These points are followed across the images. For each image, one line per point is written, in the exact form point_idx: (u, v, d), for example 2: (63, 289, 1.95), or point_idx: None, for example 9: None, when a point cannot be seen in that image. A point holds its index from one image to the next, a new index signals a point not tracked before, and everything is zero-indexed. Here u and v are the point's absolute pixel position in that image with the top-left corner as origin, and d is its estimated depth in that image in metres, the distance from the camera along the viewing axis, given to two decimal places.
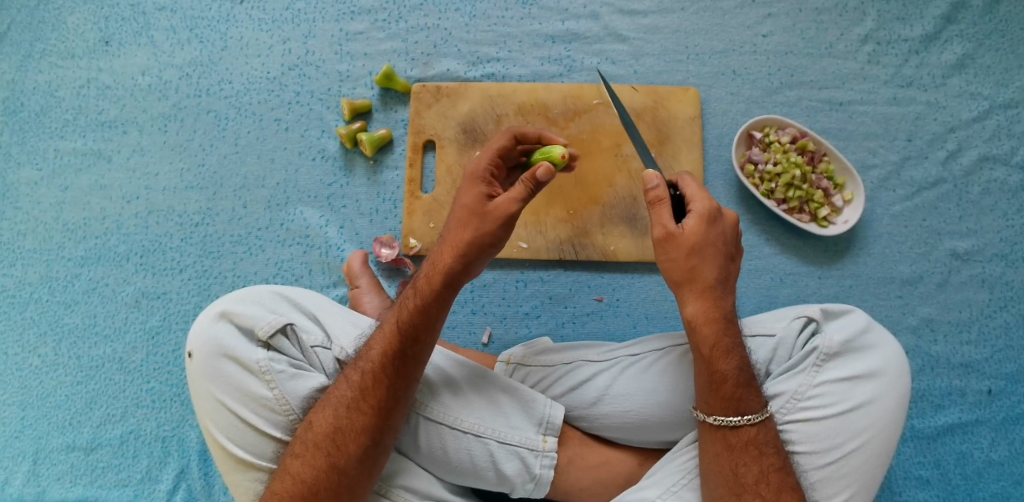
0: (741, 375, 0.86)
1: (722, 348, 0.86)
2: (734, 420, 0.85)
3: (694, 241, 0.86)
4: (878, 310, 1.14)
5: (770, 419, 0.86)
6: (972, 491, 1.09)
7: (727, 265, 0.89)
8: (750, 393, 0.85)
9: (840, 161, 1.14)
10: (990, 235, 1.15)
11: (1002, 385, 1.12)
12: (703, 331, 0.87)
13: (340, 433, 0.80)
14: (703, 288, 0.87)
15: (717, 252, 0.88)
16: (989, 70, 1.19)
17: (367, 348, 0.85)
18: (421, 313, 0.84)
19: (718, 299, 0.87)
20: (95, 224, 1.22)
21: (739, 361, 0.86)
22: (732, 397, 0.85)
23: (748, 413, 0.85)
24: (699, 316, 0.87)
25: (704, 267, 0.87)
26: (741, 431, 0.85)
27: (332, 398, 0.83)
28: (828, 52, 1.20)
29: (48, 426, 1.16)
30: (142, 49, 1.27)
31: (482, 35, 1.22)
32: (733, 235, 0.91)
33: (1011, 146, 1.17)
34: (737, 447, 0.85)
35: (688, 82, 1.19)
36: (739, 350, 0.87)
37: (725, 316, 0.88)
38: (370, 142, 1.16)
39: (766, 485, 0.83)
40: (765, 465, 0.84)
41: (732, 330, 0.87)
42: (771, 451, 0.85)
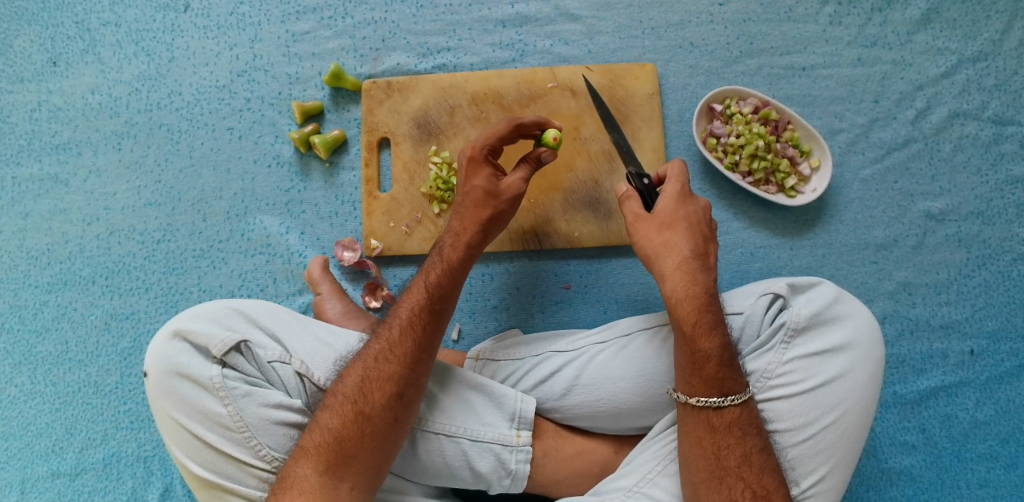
0: (724, 353, 0.84)
1: (706, 322, 0.84)
2: (718, 401, 0.82)
3: (667, 216, 0.90)
4: (853, 278, 1.12)
5: (749, 400, 0.84)
6: (960, 453, 1.07)
7: (704, 243, 0.90)
8: (732, 374, 0.83)
9: (804, 128, 1.10)
10: (964, 193, 1.13)
11: (985, 345, 1.10)
12: (685, 307, 0.85)
13: (352, 450, 0.80)
14: (680, 262, 0.88)
15: (690, 228, 0.90)
16: (955, 23, 1.15)
17: (349, 387, 0.84)
18: (422, 324, 0.87)
19: (699, 275, 0.87)
20: (58, 249, 1.20)
21: (723, 336, 0.84)
22: (716, 377, 0.82)
23: (731, 394, 0.82)
24: (679, 292, 0.86)
25: (678, 241, 0.89)
26: (724, 413, 0.82)
27: (318, 441, 0.81)
28: (787, 17, 1.16)
29: (31, 455, 1.16)
30: (90, 66, 1.23)
31: (431, 26, 1.18)
32: (709, 216, 0.93)
33: (982, 100, 1.14)
34: (719, 428, 0.82)
35: (644, 58, 1.16)
36: (723, 326, 0.85)
37: (705, 291, 0.86)
38: (324, 144, 1.14)
39: (748, 467, 0.80)
40: (748, 446, 0.81)
41: (714, 307, 0.86)
42: (753, 433, 0.82)
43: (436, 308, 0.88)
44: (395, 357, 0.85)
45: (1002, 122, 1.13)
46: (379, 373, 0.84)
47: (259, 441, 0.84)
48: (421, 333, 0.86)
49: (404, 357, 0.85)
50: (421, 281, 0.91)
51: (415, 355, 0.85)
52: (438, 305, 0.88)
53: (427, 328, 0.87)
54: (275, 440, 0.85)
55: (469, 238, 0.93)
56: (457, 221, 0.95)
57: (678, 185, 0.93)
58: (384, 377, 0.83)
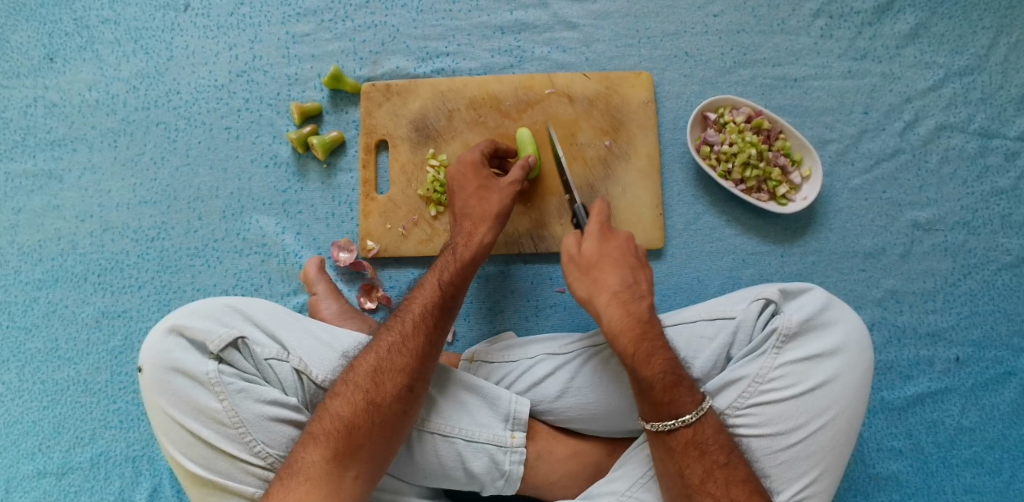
0: (668, 376, 0.84)
1: (644, 351, 0.86)
2: (671, 425, 0.83)
3: (592, 256, 0.93)
4: (842, 284, 1.14)
5: (707, 418, 0.84)
6: (946, 459, 1.09)
7: (633, 274, 0.92)
8: (680, 393, 0.83)
9: (796, 137, 1.12)
10: (951, 204, 1.15)
11: (970, 353, 1.12)
12: (623, 339, 0.87)
13: (362, 437, 0.82)
14: (611, 296, 0.90)
15: (617, 263, 0.92)
16: (943, 38, 1.18)
17: (362, 376, 0.86)
18: (431, 321, 0.90)
19: (629, 307, 0.89)
20: (51, 245, 1.20)
21: (663, 360, 0.85)
22: (662, 401, 0.83)
23: (682, 415, 0.83)
24: (614, 327, 0.88)
25: (607, 278, 0.91)
26: (679, 434, 0.83)
27: (328, 429, 0.82)
28: (780, 29, 1.18)
29: (17, 453, 1.15)
30: (88, 63, 1.23)
31: (430, 30, 1.20)
32: (633, 245, 0.95)
33: (968, 113, 1.16)
34: (677, 450, 0.83)
35: (640, 66, 1.18)
36: (662, 351, 0.86)
37: (641, 320, 0.88)
38: (321, 145, 1.14)
39: (714, 483, 0.80)
40: (708, 463, 0.81)
41: (652, 336, 0.87)
42: (712, 449, 0.82)
43: (447, 305, 0.92)
44: (407, 351, 0.88)
45: (987, 135, 1.16)
46: (391, 365, 0.86)
47: (253, 437, 0.84)
48: (433, 328, 0.90)
49: (416, 350, 0.88)
50: (432, 277, 0.95)
51: (426, 349, 0.88)
52: (449, 303, 0.93)
53: (437, 324, 0.90)
54: (269, 436, 0.85)
55: (480, 236, 0.98)
56: (467, 223, 0.99)
57: (594, 222, 0.96)
58: (397, 369, 0.86)
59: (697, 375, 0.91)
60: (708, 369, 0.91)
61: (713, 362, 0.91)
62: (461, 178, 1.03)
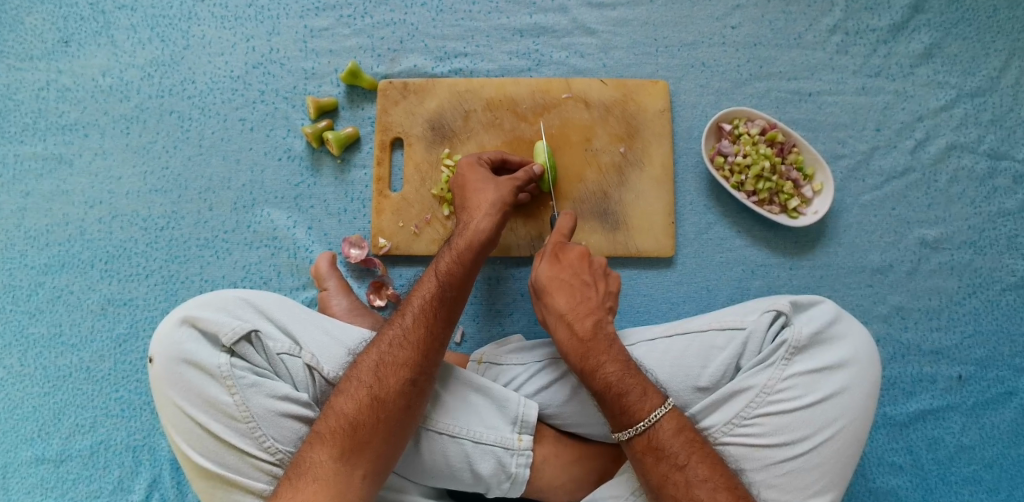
0: (621, 384, 0.87)
1: (590, 366, 0.89)
2: (627, 433, 0.85)
3: (543, 283, 0.97)
4: (849, 299, 1.15)
5: (664, 421, 0.85)
6: (945, 476, 1.10)
7: (579, 293, 0.96)
8: (630, 402, 0.86)
9: (809, 151, 1.13)
10: (958, 223, 1.16)
11: (972, 371, 1.13)
12: (570, 357, 0.91)
13: (367, 434, 0.82)
14: (558, 318, 0.94)
15: (567, 285, 0.97)
16: (956, 59, 1.19)
17: (364, 373, 0.86)
18: (432, 316, 0.90)
19: (573, 327, 0.93)
20: (58, 231, 1.19)
21: (609, 373, 0.88)
22: (616, 413, 0.86)
23: (636, 424, 0.85)
24: (563, 346, 0.92)
25: (555, 301, 0.96)
26: (635, 441, 0.85)
27: (333, 426, 0.82)
28: (796, 43, 1.19)
29: (16, 438, 1.14)
30: (102, 49, 1.22)
31: (449, 30, 1.20)
32: (587, 260, 0.99)
33: (978, 134, 1.18)
34: (636, 457, 0.85)
35: (657, 75, 1.18)
36: (609, 364, 0.89)
37: (587, 336, 0.92)
38: (337, 141, 1.14)
39: (674, 485, 0.82)
40: (665, 467, 0.83)
41: (598, 351, 0.90)
42: (669, 453, 0.83)
43: (449, 297, 0.92)
44: (409, 344, 0.88)
45: (996, 156, 1.17)
46: (393, 359, 0.87)
47: (263, 432, 0.84)
48: (434, 320, 0.90)
49: (418, 343, 0.88)
50: (432, 271, 0.95)
51: (428, 342, 0.88)
52: (450, 294, 0.92)
53: (439, 315, 0.90)
54: (280, 431, 0.85)
55: (476, 225, 0.97)
56: (465, 214, 1.00)
57: (550, 243, 1.00)
58: (398, 364, 0.86)
59: (706, 384, 0.92)
60: (717, 379, 0.91)
61: (722, 372, 0.91)
62: (460, 180, 1.04)
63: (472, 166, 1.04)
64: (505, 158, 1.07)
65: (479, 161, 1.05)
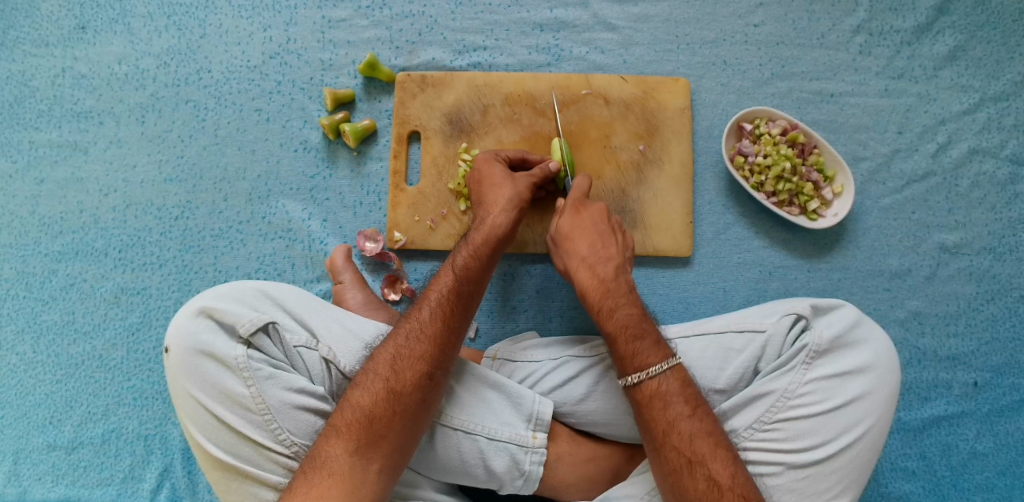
0: (632, 328, 0.89)
1: (607, 307, 0.91)
2: (636, 377, 0.85)
3: (564, 229, 0.98)
4: (867, 303, 1.14)
5: (673, 370, 0.85)
6: (958, 483, 1.10)
7: (601, 240, 0.97)
8: (642, 347, 0.87)
9: (830, 153, 1.12)
10: (978, 229, 1.15)
11: (988, 378, 1.13)
12: (591, 296, 0.93)
13: (382, 427, 0.81)
14: (579, 260, 0.96)
15: (587, 230, 0.97)
16: (980, 62, 1.17)
17: (381, 366, 0.85)
18: (449, 309, 0.89)
19: (595, 269, 0.94)
20: (72, 218, 1.19)
21: (625, 315, 0.90)
22: (625, 356, 0.87)
23: (646, 368, 0.85)
24: (583, 287, 0.94)
25: (576, 246, 0.96)
26: (644, 387, 0.85)
27: (349, 420, 0.82)
28: (819, 43, 1.18)
29: (27, 425, 1.14)
30: (119, 36, 1.22)
31: (468, 23, 1.19)
32: (608, 214, 1.00)
33: (1001, 138, 1.16)
34: (642, 403, 0.85)
35: (678, 72, 1.17)
36: (626, 308, 0.91)
37: (605, 280, 0.93)
38: (354, 133, 1.13)
39: (676, 435, 0.81)
40: (671, 416, 0.83)
41: (615, 292, 0.92)
42: (677, 401, 0.83)
43: (466, 291, 0.91)
44: (426, 337, 0.87)
45: (1019, 162, 1.16)
46: (409, 352, 0.86)
47: (279, 425, 0.84)
48: (451, 314, 0.89)
49: (435, 336, 0.87)
50: (449, 264, 0.94)
51: (444, 336, 0.88)
52: (467, 288, 0.92)
53: (456, 309, 0.90)
54: (295, 424, 0.84)
55: (493, 219, 0.96)
56: (482, 209, 0.99)
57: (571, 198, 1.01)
58: (416, 357, 0.86)
59: (723, 386, 0.91)
60: (735, 382, 0.91)
61: (739, 375, 0.91)
62: (477, 176, 1.03)
63: (490, 161, 1.03)
64: (522, 154, 1.06)
65: (497, 158, 1.04)
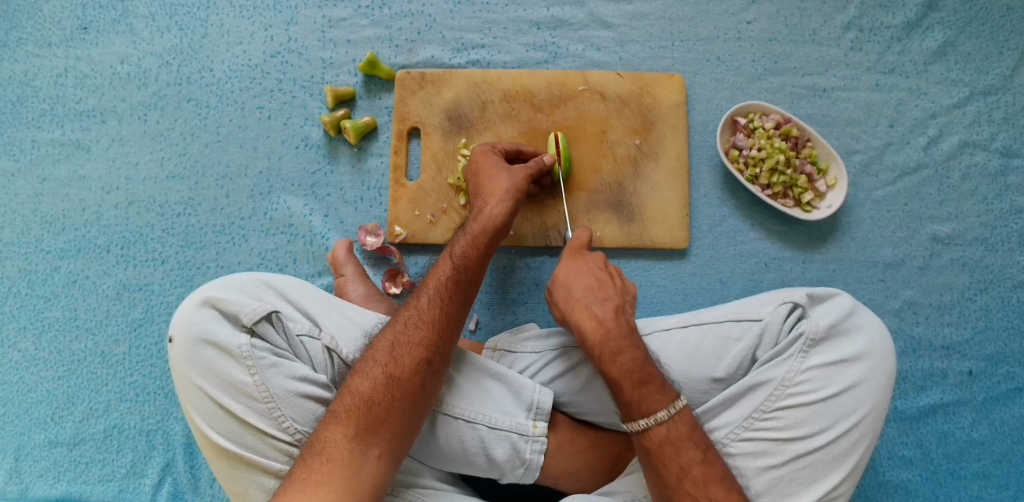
0: (638, 374, 0.86)
1: (610, 351, 0.88)
2: (643, 423, 0.84)
3: (563, 278, 0.96)
4: (861, 293, 1.16)
5: (681, 414, 0.85)
6: (955, 471, 1.11)
7: (598, 281, 0.95)
8: (649, 391, 0.85)
9: (823, 146, 1.14)
10: (970, 220, 1.17)
11: (983, 367, 1.14)
12: (591, 342, 0.90)
13: (381, 411, 0.82)
14: (578, 304, 0.93)
15: (585, 277, 0.95)
16: (969, 57, 1.20)
17: (380, 353, 0.87)
18: (446, 296, 0.90)
19: (596, 314, 0.91)
20: (75, 216, 1.20)
21: (628, 359, 0.87)
22: (632, 402, 0.85)
23: (653, 414, 0.84)
24: (584, 333, 0.91)
25: (574, 291, 0.94)
26: (653, 434, 0.84)
27: (349, 405, 0.83)
28: (811, 39, 1.20)
29: (29, 422, 1.15)
30: (121, 37, 1.23)
31: (467, 22, 1.21)
32: (604, 261, 0.98)
33: (991, 131, 1.18)
34: (653, 450, 0.84)
35: (673, 68, 1.19)
36: (628, 351, 0.88)
37: (606, 325, 0.90)
38: (354, 130, 1.15)
39: (691, 481, 0.81)
40: (683, 460, 0.82)
41: (617, 336, 0.89)
42: (687, 445, 0.83)
43: (464, 277, 0.92)
44: (425, 324, 0.88)
45: (1009, 154, 1.18)
46: (408, 339, 0.87)
47: (283, 413, 0.85)
48: (449, 301, 0.90)
49: (433, 323, 0.88)
50: (448, 253, 0.96)
51: (443, 322, 0.89)
52: (466, 275, 0.93)
53: (454, 295, 0.91)
54: (298, 412, 0.85)
55: (490, 210, 0.98)
56: (479, 199, 1.00)
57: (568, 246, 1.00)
58: (414, 343, 0.87)
59: (722, 375, 0.92)
60: (733, 370, 0.92)
61: (738, 363, 0.92)
62: (474, 168, 1.04)
63: (484, 155, 1.04)
64: (516, 147, 1.09)
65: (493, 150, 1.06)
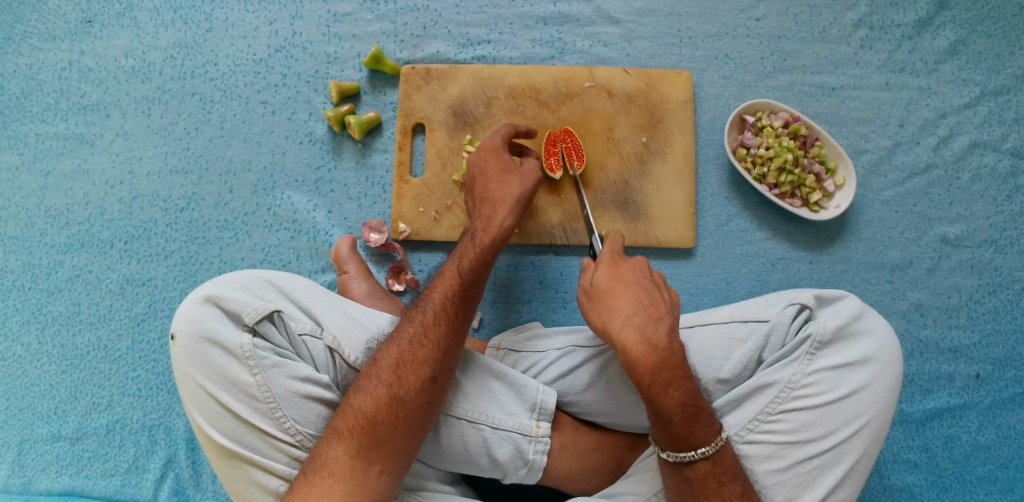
0: (687, 408, 0.81)
1: (662, 380, 0.82)
2: (690, 456, 0.81)
3: (608, 288, 0.90)
4: (869, 295, 1.15)
5: (725, 447, 0.82)
6: (961, 475, 1.10)
7: (648, 297, 0.88)
8: (699, 425, 0.81)
9: (832, 145, 1.12)
10: (980, 221, 1.16)
11: (990, 370, 1.13)
12: (641, 368, 0.83)
13: (383, 431, 0.81)
14: (625, 320, 0.86)
15: (631, 290, 0.89)
16: (981, 56, 1.18)
17: (384, 370, 0.85)
18: (450, 314, 0.89)
19: (646, 334, 0.85)
20: (79, 210, 1.19)
21: (681, 392, 0.81)
22: (681, 434, 0.80)
23: (702, 447, 0.80)
24: (631, 355, 0.84)
25: (621, 305, 0.88)
26: (698, 466, 0.81)
27: (352, 423, 0.81)
28: (820, 37, 1.19)
29: (32, 416, 1.15)
30: (126, 30, 1.23)
31: (472, 17, 1.20)
32: (648, 268, 0.92)
33: (1002, 132, 1.17)
34: (696, 481, 0.81)
35: (680, 66, 1.18)
36: (681, 381, 0.82)
37: (661, 346, 0.84)
38: (359, 125, 1.14)
39: None
40: (725, 494, 0.80)
41: (671, 365, 0.83)
42: (730, 480, 0.81)
43: (468, 294, 0.92)
44: (429, 343, 0.87)
45: (1019, 155, 1.16)
46: (413, 357, 0.86)
47: (284, 413, 0.84)
48: (453, 319, 0.89)
49: (438, 342, 0.87)
50: (453, 267, 0.94)
51: (448, 340, 0.88)
52: (471, 291, 0.92)
53: (459, 313, 0.90)
54: (300, 413, 0.85)
55: (500, 220, 0.98)
56: (487, 206, 1.00)
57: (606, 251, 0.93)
58: (419, 362, 0.85)
59: (727, 376, 0.91)
60: (738, 371, 0.91)
61: (744, 364, 0.91)
62: (482, 163, 1.04)
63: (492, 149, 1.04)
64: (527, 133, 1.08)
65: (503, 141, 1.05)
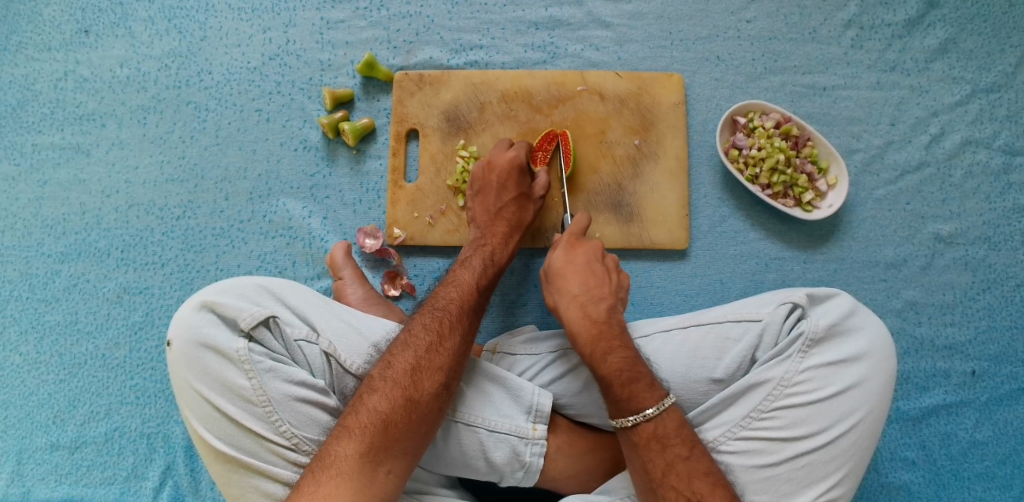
0: (624, 373, 0.87)
1: (600, 349, 0.90)
2: (633, 419, 0.85)
3: (558, 268, 0.98)
4: (863, 293, 1.15)
5: (670, 411, 0.85)
6: (958, 472, 1.10)
7: (595, 279, 0.97)
8: (638, 390, 0.85)
9: (824, 145, 1.13)
10: (973, 218, 1.16)
11: (986, 367, 1.13)
12: (582, 340, 0.91)
13: (395, 431, 0.81)
14: (576, 302, 0.95)
15: (581, 271, 0.98)
16: (971, 54, 1.19)
17: (400, 374, 0.85)
18: (465, 323, 0.91)
19: (587, 309, 0.94)
20: (76, 219, 1.20)
21: (619, 359, 0.88)
22: (621, 399, 0.86)
23: (643, 410, 0.84)
24: (574, 328, 0.93)
25: (567, 284, 0.97)
26: (641, 429, 0.84)
27: (364, 422, 0.81)
28: (811, 37, 1.19)
29: (31, 425, 1.15)
30: (121, 40, 1.23)
31: (465, 23, 1.20)
32: (601, 253, 1.00)
33: (994, 129, 1.17)
34: (640, 445, 0.84)
35: (672, 68, 1.19)
36: (621, 351, 0.89)
37: (602, 321, 0.93)
38: (353, 132, 1.15)
39: (676, 476, 0.81)
40: (670, 457, 0.82)
41: (609, 336, 0.91)
42: (674, 443, 0.83)
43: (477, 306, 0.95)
44: (445, 351, 0.88)
45: (1011, 152, 1.17)
46: (429, 363, 0.86)
47: (280, 417, 0.84)
48: (465, 327, 0.91)
49: (454, 351, 0.88)
50: (467, 278, 0.97)
51: (462, 349, 0.89)
52: (478, 304, 0.95)
53: (469, 323, 0.92)
54: (296, 417, 0.85)
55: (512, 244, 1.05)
56: (502, 225, 1.04)
57: (563, 236, 1.02)
58: (435, 367, 0.86)
59: (721, 376, 0.91)
60: (732, 371, 0.91)
61: (738, 364, 0.91)
62: (494, 161, 1.07)
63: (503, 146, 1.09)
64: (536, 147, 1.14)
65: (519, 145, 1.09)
